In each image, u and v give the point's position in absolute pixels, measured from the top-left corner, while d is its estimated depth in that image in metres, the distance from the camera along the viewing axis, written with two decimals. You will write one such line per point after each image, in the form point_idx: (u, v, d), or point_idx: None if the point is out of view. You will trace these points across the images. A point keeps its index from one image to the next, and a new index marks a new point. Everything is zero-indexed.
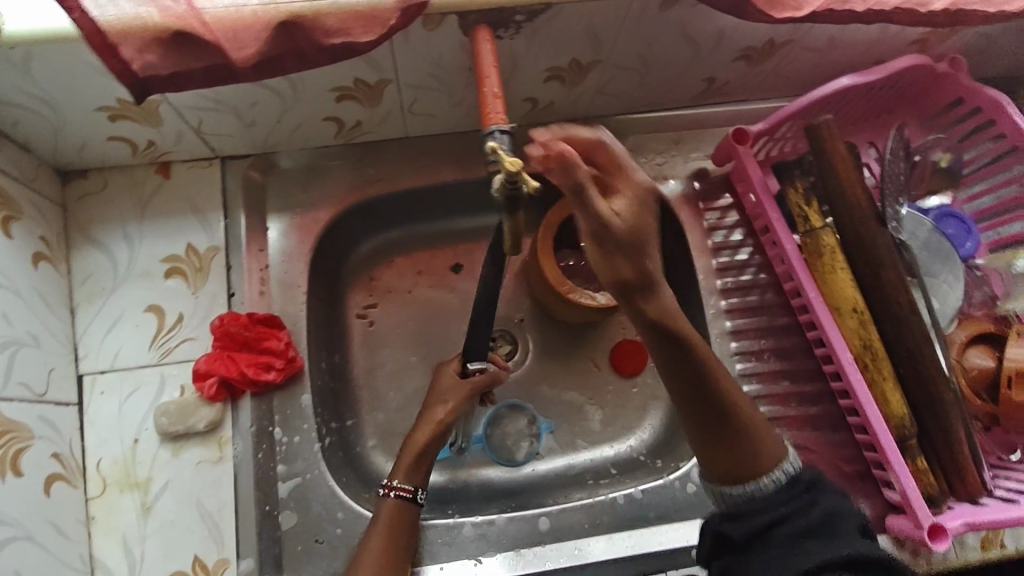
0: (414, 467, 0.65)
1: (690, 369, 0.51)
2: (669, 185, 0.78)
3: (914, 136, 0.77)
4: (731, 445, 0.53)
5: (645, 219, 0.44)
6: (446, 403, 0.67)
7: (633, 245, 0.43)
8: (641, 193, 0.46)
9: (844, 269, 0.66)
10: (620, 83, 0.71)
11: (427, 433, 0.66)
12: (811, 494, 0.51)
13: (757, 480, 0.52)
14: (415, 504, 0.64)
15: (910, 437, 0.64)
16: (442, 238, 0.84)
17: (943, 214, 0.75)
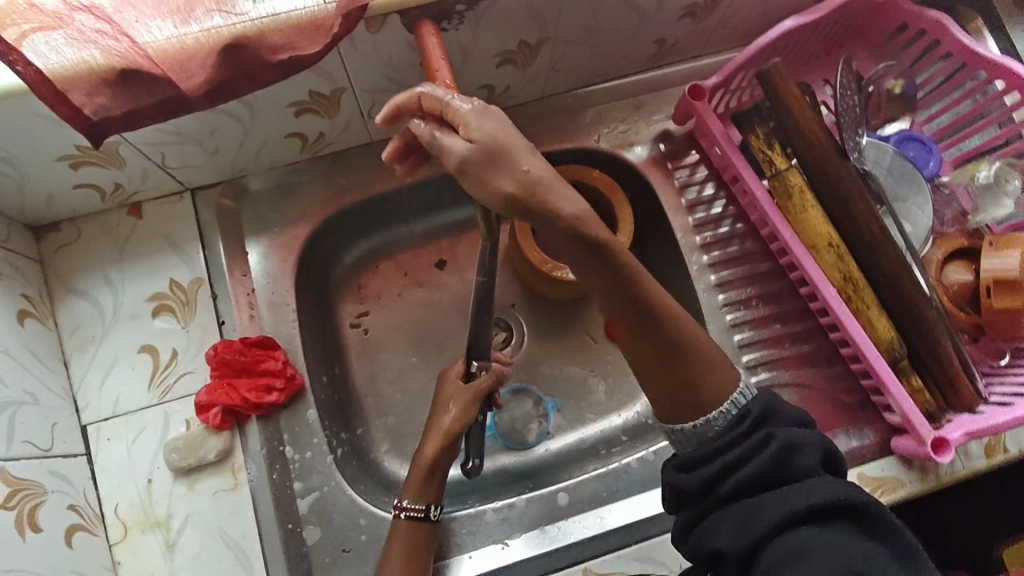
0: (423, 484, 0.65)
1: (627, 296, 0.50)
2: (635, 152, 0.79)
3: (865, 67, 0.78)
4: (677, 377, 0.52)
5: (491, 135, 0.44)
6: (449, 410, 0.67)
7: (491, 158, 0.44)
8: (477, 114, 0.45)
9: (814, 207, 0.67)
10: (572, 57, 0.72)
11: (433, 446, 0.66)
12: (761, 429, 0.49)
13: (705, 415, 0.52)
14: (427, 521, 0.64)
15: (901, 358, 0.66)
16: (422, 237, 0.85)
17: (903, 138, 0.77)
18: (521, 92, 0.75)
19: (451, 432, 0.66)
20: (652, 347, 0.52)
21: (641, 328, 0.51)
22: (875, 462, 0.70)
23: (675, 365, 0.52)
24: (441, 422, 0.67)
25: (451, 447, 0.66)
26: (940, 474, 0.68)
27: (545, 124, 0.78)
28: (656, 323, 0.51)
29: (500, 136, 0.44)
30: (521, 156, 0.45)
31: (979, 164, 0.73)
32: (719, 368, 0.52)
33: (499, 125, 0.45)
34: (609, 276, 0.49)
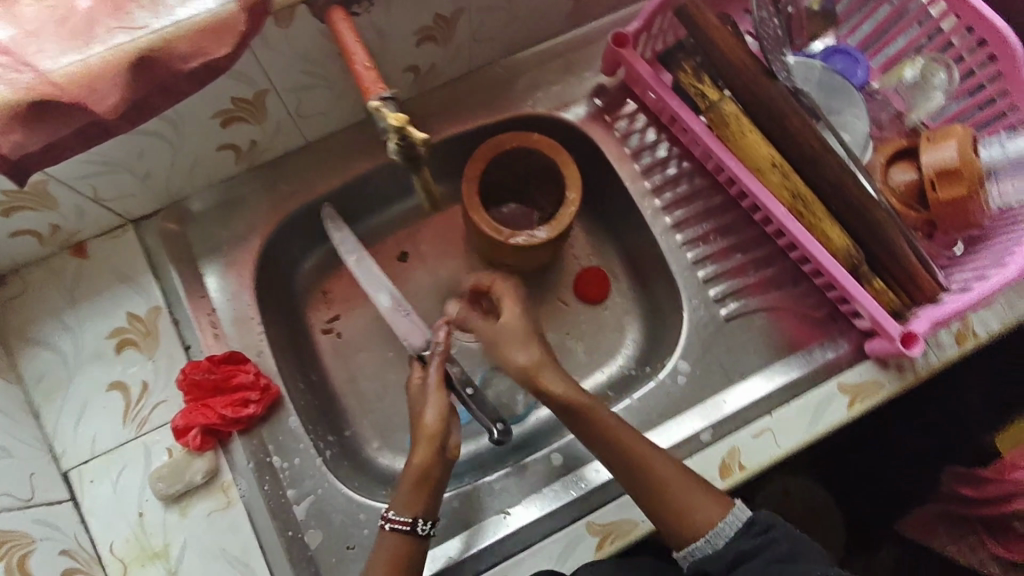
0: (413, 495, 0.61)
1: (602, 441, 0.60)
2: (574, 111, 0.80)
3: None
4: (670, 507, 0.58)
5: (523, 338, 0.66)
6: (427, 411, 0.65)
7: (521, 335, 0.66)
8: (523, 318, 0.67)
9: (752, 130, 0.67)
10: (491, 25, 0.71)
11: (422, 454, 0.62)
12: (768, 533, 0.54)
13: (705, 536, 0.56)
14: (416, 535, 0.60)
15: (861, 264, 0.67)
16: (378, 233, 0.86)
17: (828, 53, 0.77)
18: (447, 69, 0.75)
19: (434, 433, 0.63)
20: (648, 488, 0.58)
21: (625, 469, 0.60)
22: (855, 369, 0.71)
23: (664, 497, 0.58)
24: (423, 424, 0.64)
25: (439, 454, 0.63)
26: (914, 368, 0.70)
27: (478, 97, 0.78)
28: (635, 460, 0.59)
29: (523, 338, 0.66)
30: (527, 349, 0.65)
31: (904, 65, 0.76)
32: (711, 497, 0.58)
33: (525, 329, 0.66)
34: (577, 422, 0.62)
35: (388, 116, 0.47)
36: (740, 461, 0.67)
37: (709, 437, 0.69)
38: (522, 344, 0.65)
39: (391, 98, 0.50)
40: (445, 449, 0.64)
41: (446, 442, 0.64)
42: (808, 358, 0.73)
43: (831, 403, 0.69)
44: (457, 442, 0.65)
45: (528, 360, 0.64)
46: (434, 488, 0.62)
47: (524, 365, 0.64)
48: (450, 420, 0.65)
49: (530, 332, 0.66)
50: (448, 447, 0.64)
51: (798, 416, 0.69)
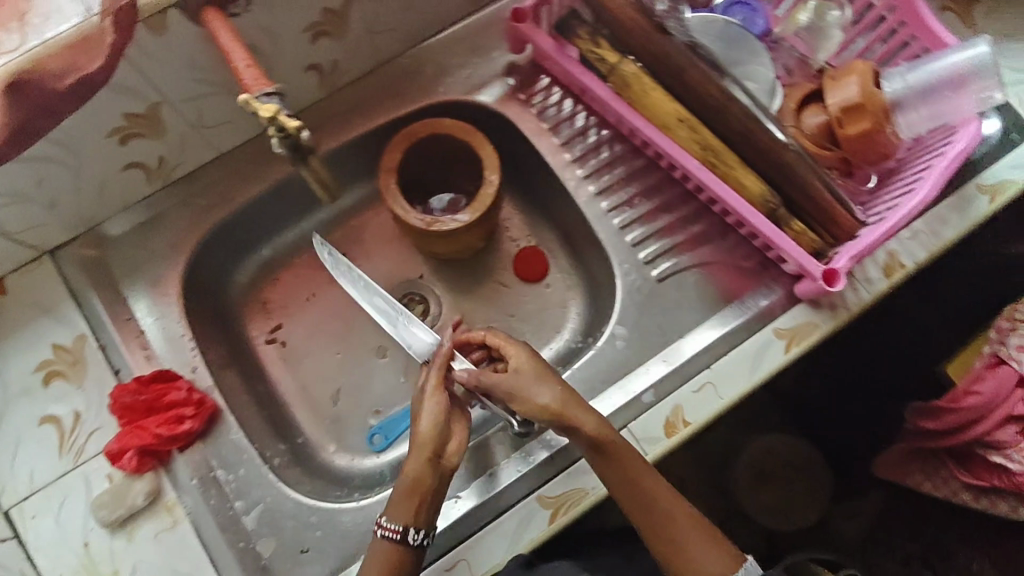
0: (406, 503, 0.60)
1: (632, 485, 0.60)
2: (488, 92, 0.80)
3: None
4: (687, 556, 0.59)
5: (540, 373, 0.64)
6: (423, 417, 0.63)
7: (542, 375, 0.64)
8: (534, 358, 0.65)
9: (655, 88, 0.68)
10: (387, 15, 0.71)
11: (415, 463, 0.61)
12: None
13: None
14: (407, 545, 0.60)
15: (778, 208, 0.67)
16: (313, 237, 0.86)
17: (728, 4, 0.76)
18: (352, 64, 0.74)
19: (428, 441, 0.62)
20: (665, 538, 0.60)
21: (647, 513, 0.61)
22: (788, 313, 0.71)
23: (682, 547, 0.60)
24: (418, 433, 0.63)
25: (431, 463, 0.62)
26: (845, 305, 0.71)
27: (389, 90, 0.78)
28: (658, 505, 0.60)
29: (539, 376, 0.64)
30: (546, 386, 0.63)
31: (799, 10, 0.76)
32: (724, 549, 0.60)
33: (541, 368, 0.65)
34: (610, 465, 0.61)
35: (258, 109, 0.50)
36: (683, 417, 0.67)
37: (651, 397, 0.69)
38: (544, 380, 0.64)
39: (276, 93, 0.52)
40: (441, 457, 0.62)
41: (443, 449, 0.63)
42: (743, 307, 0.73)
43: (768, 350, 0.69)
44: (455, 452, 0.63)
45: (551, 399, 0.62)
46: (427, 498, 0.61)
47: (548, 405, 0.62)
48: (449, 430, 0.64)
49: (548, 371, 0.65)
50: (443, 456, 0.62)
51: (738, 365, 0.69)
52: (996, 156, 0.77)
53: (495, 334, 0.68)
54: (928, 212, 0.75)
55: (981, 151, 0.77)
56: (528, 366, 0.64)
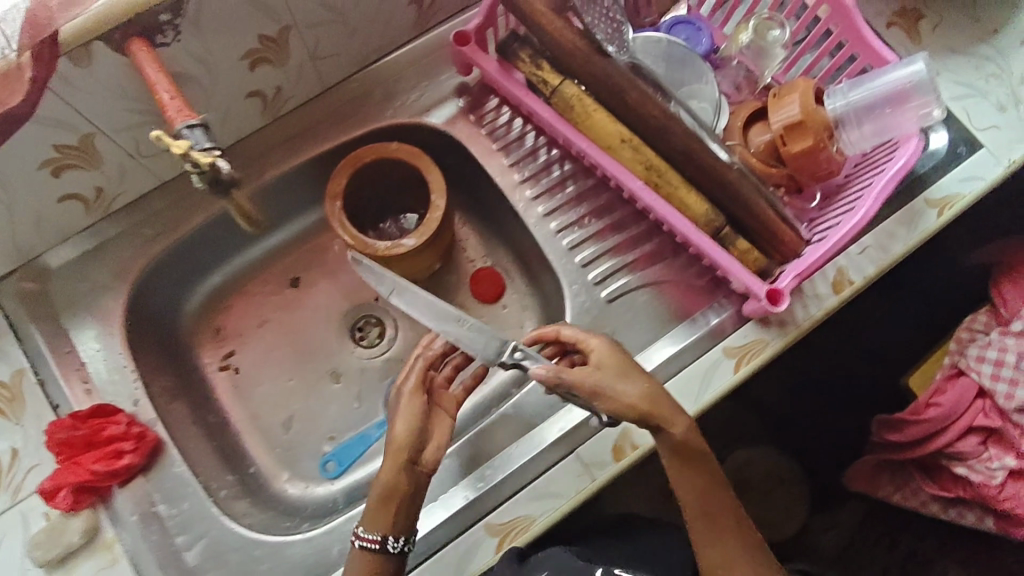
0: (382, 512, 0.61)
1: (705, 491, 0.63)
2: (436, 115, 0.79)
3: None
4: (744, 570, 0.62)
5: (614, 369, 0.61)
6: (404, 418, 0.62)
7: (620, 371, 0.61)
8: (608, 351, 0.62)
9: (597, 109, 0.67)
10: (329, 40, 0.70)
11: (390, 467, 0.61)
12: None
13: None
14: (387, 553, 0.60)
15: (722, 227, 0.68)
16: (267, 262, 0.86)
17: (672, 24, 0.77)
18: (297, 91, 0.74)
19: (403, 444, 0.61)
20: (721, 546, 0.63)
21: (710, 520, 0.64)
22: (738, 331, 0.71)
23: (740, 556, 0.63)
24: (393, 436, 0.62)
25: (408, 467, 0.61)
26: (795, 322, 0.71)
27: (337, 116, 0.78)
28: (722, 514, 0.64)
29: (620, 373, 0.61)
30: (630, 381, 0.60)
31: (739, 30, 0.75)
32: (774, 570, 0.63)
33: (624, 364, 0.61)
34: (695, 472, 0.63)
35: (170, 143, 0.51)
36: (632, 441, 0.67)
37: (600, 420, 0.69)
38: (627, 375, 0.61)
39: (200, 125, 0.52)
40: (418, 461, 0.62)
41: (419, 452, 0.62)
42: (693, 326, 0.73)
43: (717, 369, 0.69)
44: (431, 454, 0.62)
45: (636, 396, 0.60)
46: (403, 505, 0.61)
47: (636, 402, 0.59)
48: (425, 431, 0.63)
49: (630, 366, 0.62)
50: (421, 459, 0.62)
51: (685, 384, 0.69)
52: (944, 170, 0.77)
53: (568, 330, 0.64)
54: (877, 227, 0.75)
55: (928, 165, 0.77)
56: (600, 360, 0.61)
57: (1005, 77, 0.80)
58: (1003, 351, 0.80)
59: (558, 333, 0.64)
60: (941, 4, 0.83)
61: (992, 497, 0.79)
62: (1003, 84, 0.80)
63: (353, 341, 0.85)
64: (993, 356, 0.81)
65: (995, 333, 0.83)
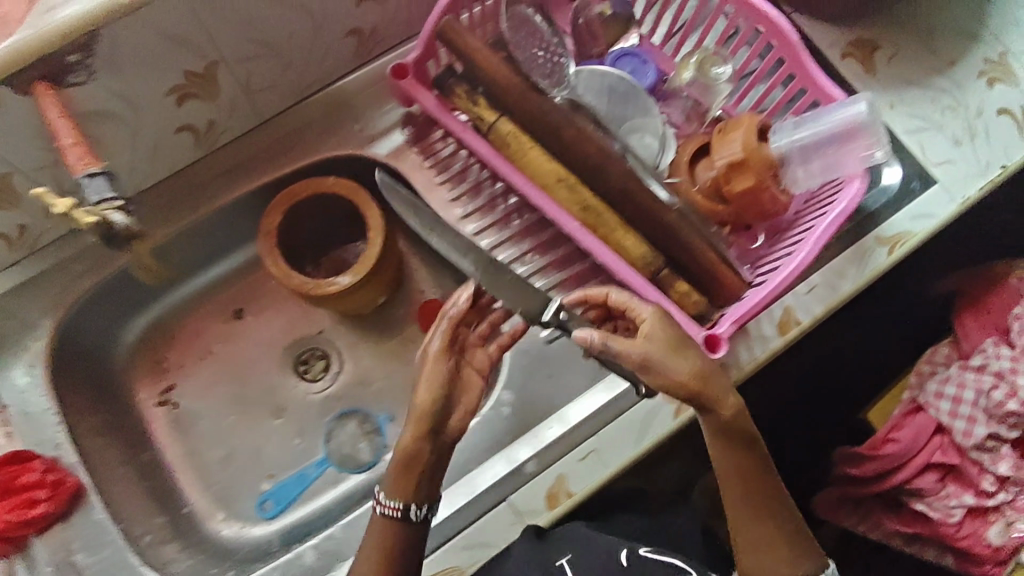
0: (402, 481, 0.57)
1: (752, 473, 0.58)
2: (380, 146, 0.77)
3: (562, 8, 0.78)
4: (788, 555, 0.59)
5: (669, 341, 0.55)
6: (427, 382, 0.56)
7: (673, 344, 0.55)
8: (662, 320, 0.56)
9: (533, 147, 0.65)
10: (263, 74, 0.68)
11: (409, 434, 0.56)
12: None
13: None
14: (408, 522, 0.57)
15: (661, 270, 0.65)
16: (210, 293, 0.83)
17: (617, 57, 0.74)
18: (233, 124, 0.72)
19: (425, 410, 0.56)
20: (765, 535, 0.59)
21: (756, 504, 0.59)
22: None
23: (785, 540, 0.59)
24: (415, 401, 0.56)
25: (430, 434, 0.56)
26: (737, 365, 0.70)
27: (277, 146, 0.76)
28: (769, 496, 0.59)
29: (673, 347, 0.55)
30: (682, 358, 0.54)
31: (682, 66, 0.73)
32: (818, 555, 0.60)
33: (679, 334, 0.55)
34: (743, 454, 0.58)
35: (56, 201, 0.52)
36: (566, 488, 0.66)
37: (533, 467, 0.68)
38: (680, 347, 0.55)
39: (101, 173, 0.50)
40: (440, 428, 0.57)
41: (442, 418, 0.57)
42: None
43: (657, 416, 0.67)
44: (456, 423, 0.57)
45: (688, 373, 0.54)
46: (425, 475, 0.57)
47: (686, 381, 0.54)
48: (450, 395, 0.57)
49: (683, 338, 0.56)
50: (443, 427, 0.57)
51: (625, 434, 0.67)
52: (897, 207, 0.75)
53: (619, 292, 0.58)
54: (825, 266, 0.73)
55: (881, 200, 0.75)
56: (653, 328, 0.55)
57: (960, 111, 0.78)
58: (960, 388, 0.80)
59: (607, 295, 0.58)
60: (897, 34, 0.81)
61: (950, 535, 0.79)
62: (959, 118, 0.78)
63: (298, 374, 0.84)
64: (951, 392, 0.81)
65: (953, 367, 0.83)
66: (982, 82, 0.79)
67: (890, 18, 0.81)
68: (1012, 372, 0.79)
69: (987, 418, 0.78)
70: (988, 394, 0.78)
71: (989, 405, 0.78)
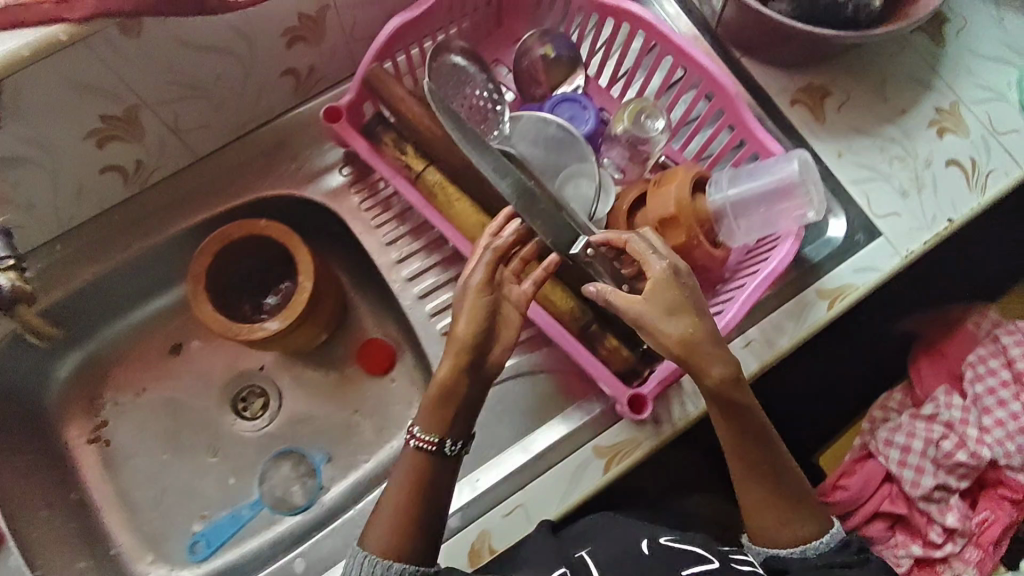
0: (435, 414, 0.56)
1: (748, 433, 0.59)
2: (320, 185, 0.76)
3: (505, 50, 0.78)
4: (785, 512, 0.60)
5: (673, 301, 0.55)
6: (466, 312, 0.55)
7: (673, 304, 0.55)
8: (670, 278, 0.56)
9: (460, 198, 0.64)
10: (192, 114, 0.66)
11: (447, 366, 0.56)
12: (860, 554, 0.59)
13: (799, 546, 0.59)
14: (443, 456, 0.57)
15: (589, 323, 0.65)
16: (146, 328, 0.82)
17: (556, 102, 0.72)
18: (164, 162, 0.70)
19: (463, 345, 0.55)
20: (766, 498, 0.60)
21: (753, 463, 0.60)
22: (610, 429, 0.68)
23: (782, 497, 0.60)
24: (454, 333, 0.56)
25: (470, 367, 0.56)
26: (673, 420, 0.67)
27: (214, 184, 0.75)
28: (766, 455, 0.60)
29: (672, 308, 0.55)
30: (678, 320, 0.55)
31: (617, 118, 0.70)
32: (816, 512, 0.60)
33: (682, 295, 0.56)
34: (738, 414, 0.58)
35: None
36: (490, 544, 0.65)
37: (458, 521, 0.66)
38: (677, 311, 0.55)
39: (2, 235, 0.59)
40: (481, 360, 0.56)
41: (482, 353, 0.56)
42: (586, 408, 0.71)
43: (586, 470, 0.66)
44: (496, 357, 0.57)
45: (679, 333, 0.55)
46: (461, 409, 0.57)
47: (673, 343, 0.55)
48: (488, 330, 0.56)
49: (688, 299, 0.56)
50: (484, 359, 0.56)
51: (551, 489, 0.66)
52: (839, 259, 0.74)
53: (637, 240, 0.58)
54: (764, 319, 0.72)
55: (823, 252, 0.74)
56: (659, 283, 0.56)
57: (909, 161, 0.77)
58: (910, 437, 0.86)
59: (627, 241, 0.58)
60: (849, 82, 0.79)
61: None
62: (908, 168, 0.77)
63: (236, 412, 0.82)
64: (901, 441, 0.87)
65: (905, 415, 0.89)
66: (932, 131, 0.78)
67: (843, 65, 0.80)
68: (961, 422, 0.86)
69: (936, 468, 0.85)
70: (938, 444, 0.85)
71: (937, 454, 0.85)
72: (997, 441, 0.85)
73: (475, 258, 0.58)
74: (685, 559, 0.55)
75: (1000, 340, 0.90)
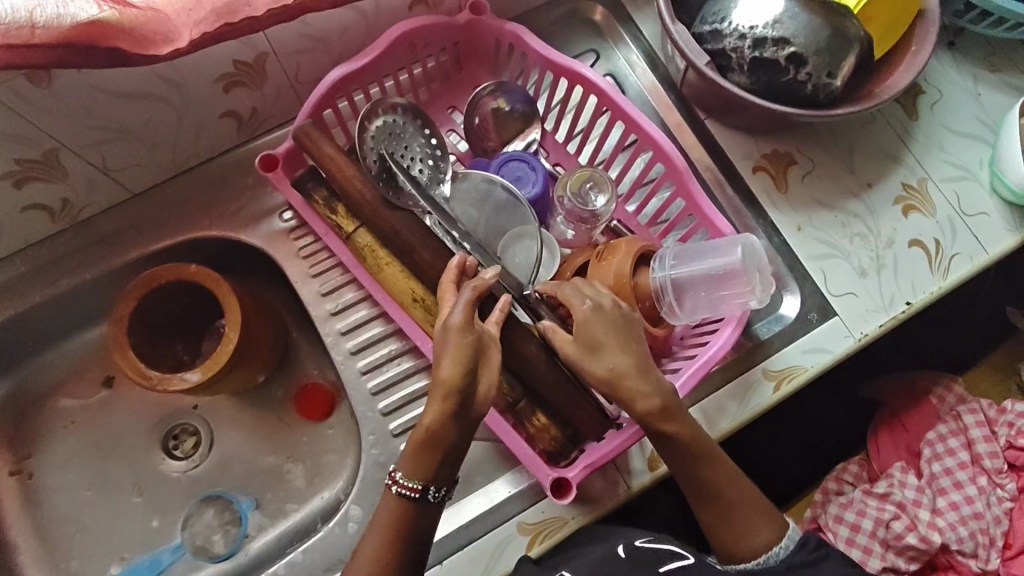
0: (420, 460, 0.52)
1: (687, 451, 0.57)
2: (260, 228, 0.73)
3: (462, 97, 0.76)
4: (735, 524, 0.57)
5: (606, 336, 0.56)
6: (450, 354, 0.52)
7: (595, 348, 0.56)
8: (588, 317, 0.56)
9: (390, 263, 0.63)
10: (122, 154, 0.65)
11: (435, 412, 0.52)
12: (819, 552, 0.57)
13: (756, 558, 0.56)
14: (426, 503, 0.53)
15: (517, 400, 0.64)
16: (78, 359, 0.79)
17: (504, 160, 0.70)
18: (94, 197, 0.68)
19: (451, 387, 0.51)
20: (719, 507, 0.57)
21: (697, 472, 0.58)
22: (537, 504, 0.66)
23: (731, 508, 0.57)
24: (438, 376, 0.52)
25: (456, 412, 0.52)
26: (601, 500, 0.65)
27: (149, 221, 0.72)
28: (708, 465, 0.57)
29: (589, 349, 0.56)
30: (601, 359, 0.56)
31: (568, 180, 0.67)
32: (772, 518, 0.58)
33: (614, 331, 0.56)
34: (678, 443, 0.57)
35: None
36: None
37: None
38: (602, 348, 0.56)
39: None
40: (467, 404, 0.52)
41: (468, 394, 0.52)
42: (517, 477, 0.68)
43: (508, 546, 0.64)
44: (486, 395, 0.53)
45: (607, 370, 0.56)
46: (449, 454, 0.53)
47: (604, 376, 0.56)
48: (475, 371, 0.52)
49: (623, 332, 0.57)
50: (471, 403, 0.52)
51: (471, 563, 0.64)
52: (790, 338, 0.71)
53: (569, 286, 0.59)
54: (708, 396, 0.70)
55: (771, 331, 0.72)
56: (580, 321, 0.56)
57: (871, 239, 0.74)
58: (860, 515, 0.80)
59: (560, 286, 0.60)
60: (818, 150, 0.76)
61: None
62: (869, 247, 0.74)
63: (165, 450, 0.80)
64: (850, 518, 0.81)
65: (858, 491, 0.83)
66: (897, 209, 0.74)
67: (812, 132, 0.77)
68: (914, 504, 0.80)
69: (884, 549, 0.79)
70: (888, 525, 0.79)
71: (887, 535, 0.78)
72: (950, 525, 0.78)
73: (447, 303, 0.56)
74: (661, 557, 0.59)
75: (962, 418, 0.84)
